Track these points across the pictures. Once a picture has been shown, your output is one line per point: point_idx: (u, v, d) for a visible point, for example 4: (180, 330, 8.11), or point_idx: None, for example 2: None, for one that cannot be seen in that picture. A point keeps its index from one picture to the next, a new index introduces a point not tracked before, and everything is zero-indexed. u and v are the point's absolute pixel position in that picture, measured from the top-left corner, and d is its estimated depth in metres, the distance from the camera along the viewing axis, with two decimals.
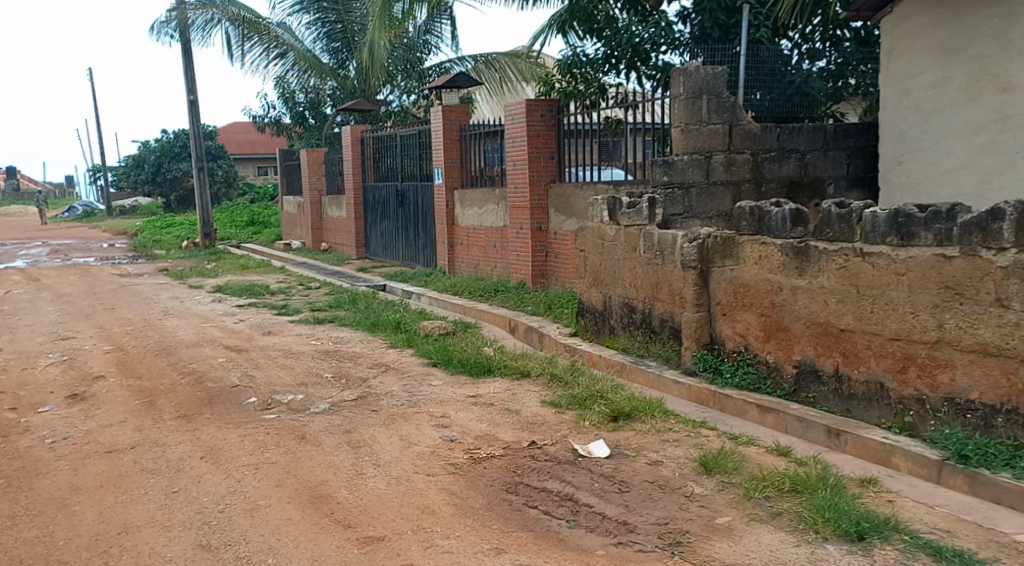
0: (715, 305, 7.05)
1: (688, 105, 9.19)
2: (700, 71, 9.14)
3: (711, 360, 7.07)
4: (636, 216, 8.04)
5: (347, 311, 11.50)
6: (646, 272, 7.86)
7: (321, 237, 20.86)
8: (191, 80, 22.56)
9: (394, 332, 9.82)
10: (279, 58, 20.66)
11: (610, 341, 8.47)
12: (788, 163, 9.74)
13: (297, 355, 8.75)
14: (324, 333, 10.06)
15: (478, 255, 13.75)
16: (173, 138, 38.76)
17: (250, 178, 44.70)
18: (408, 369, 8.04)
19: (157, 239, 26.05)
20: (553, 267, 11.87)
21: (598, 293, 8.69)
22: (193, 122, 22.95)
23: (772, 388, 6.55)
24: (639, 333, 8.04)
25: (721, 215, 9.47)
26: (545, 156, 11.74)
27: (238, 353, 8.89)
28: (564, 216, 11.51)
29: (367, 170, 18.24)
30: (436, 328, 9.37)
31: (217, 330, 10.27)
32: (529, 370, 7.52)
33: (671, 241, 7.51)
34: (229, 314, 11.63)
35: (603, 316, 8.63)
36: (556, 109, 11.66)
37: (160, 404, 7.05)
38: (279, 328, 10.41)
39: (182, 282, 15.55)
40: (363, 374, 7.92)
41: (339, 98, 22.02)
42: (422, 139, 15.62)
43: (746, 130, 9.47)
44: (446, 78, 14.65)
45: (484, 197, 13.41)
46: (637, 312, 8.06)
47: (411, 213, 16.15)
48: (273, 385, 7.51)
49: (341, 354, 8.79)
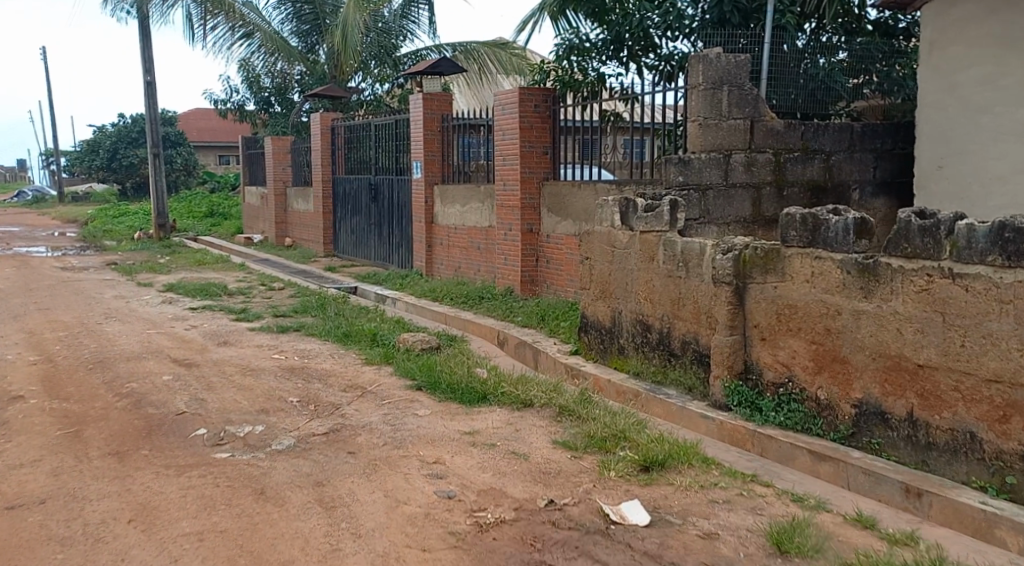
0: (752, 328, 6.00)
1: (706, 97, 8.16)
2: (722, 59, 8.13)
3: (746, 394, 6.01)
4: (654, 221, 7.03)
5: (314, 319, 10.33)
6: (665, 285, 6.87)
7: (285, 232, 19.57)
8: (148, 60, 21.15)
9: (369, 346, 8.70)
10: (244, 39, 19.28)
11: (619, 364, 7.47)
12: (813, 164, 8.71)
13: (257, 373, 7.60)
14: (288, 344, 8.90)
15: (459, 256, 12.65)
16: (130, 123, 37.11)
17: (211, 167, 43.17)
18: (389, 395, 6.96)
19: (109, 229, 24.64)
20: (544, 273, 10.82)
21: (605, 307, 7.67)
22: (149, 105, 21.55)
23: (823, 429, 5.49)
24: (657, 357, 7.03)
25: (740, 221, 8.45)
26: (538, 150, 10.71)
27: (187, 368, 7.70)
28: (558, 218, 10.47)
29: (337, 161, 17.04)
30: (418, 343, 8.38)
31: (165, 338, 9.08)
32: (531, 400, 6.47)
33: (697, 251, 6.51)
34: (180, 318, 10.41)
35: (611, 334, 7.61)
36: (552, 100, 10.68)
37: (87, 435, 5.90)
38: (236, 337, 9.22)
39: (131, 279, 14.26)
40: (334, 401, 6.80)
41: (307, 84, 20.73)
42: (399, 130, 14.42)
43: (768, 127, 8.45)
44: (426, 64, 13.47)
45: (467, 194, 12.31)
46: (653, 332, 7.06)
47: (385, 208, 15.00)
48: (227, 413, 6.38)
49: (309, 373, 7.64)
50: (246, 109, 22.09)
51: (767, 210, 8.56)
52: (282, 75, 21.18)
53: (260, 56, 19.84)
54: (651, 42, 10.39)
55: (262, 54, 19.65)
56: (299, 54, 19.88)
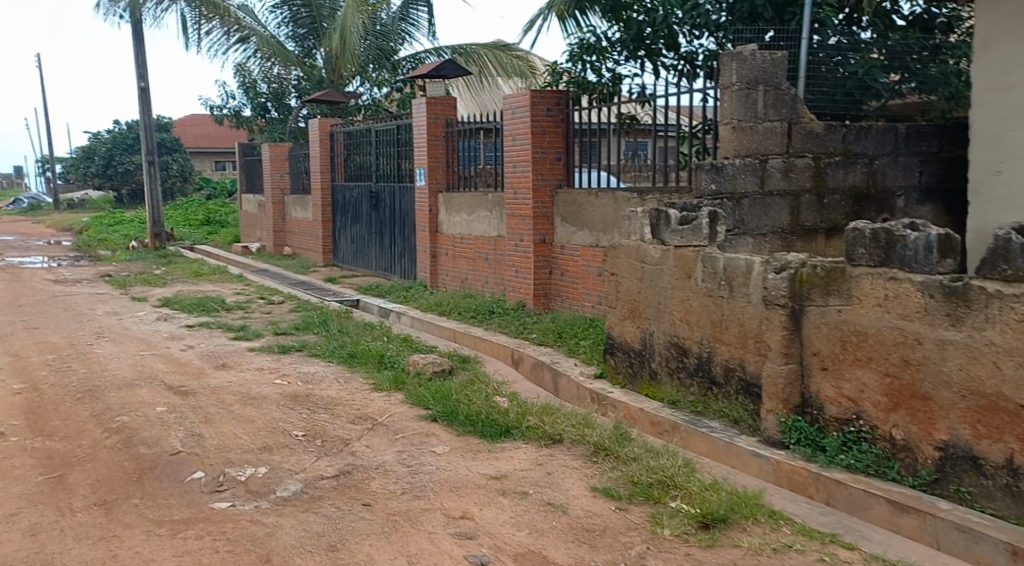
0: (812, 356, 5.38)
1: (742, 98, 7.52)
2: (757, 56, 7.51)
3: (805, 430, 5.38)
4: (693, 236, 6.39)
5: (318, 337, 9.69)
6: (705, 307, 6.22)
7: (283, 241, 18.91)
8: (141, 65, 20.51)
9: (377, 369, 8.05)
10: (240, 44, 18.71)
11: (650, 391, 6.81)
12: (854, 169, 8.10)
13: (257, 402, 6.95)
14: (290, 367, 8.25)
15: (466, 267, 11.99)
16: (124, 129, 36.43)
17: (207, 173, 42.52)
18: (402, 427, 6.32)
19: (103, 237, 23.94)
20: (558, 286, 10.15)
21: (634, 328, 6.99)
22: (143, 111, 20.87)
23: (900, 474, 4.90)
24: (696, 384, 6.38)
25: (777, 231, 7.81)
26: (551, 157, 10.03)
27: (181, 397, 7.05)
28: (573, 228, 9.81)
29: (336, 167, 16.38)
30: (429, 366, 7.72)
31: (158, 361, 8.42)
32: (560, 436, 5.81)
33: (743, 270, 5.85)
34: (175, 337, 9.75)
35: (640, 357, 6.94)
36: (565, 103, 9.99)
37: (70, 480, 5.26)
38: (235, 359, 8.56)
39: (124, 292, 13.59)
40: (342, 435, 6.15)
41: (304, 89, 20.05)
42: (401, 135, 13.77)
43: (808, 129, 7.84)
44: (430, 66, 12.82)
45: (474, 202, 11.67)
46: (690, 357, 6.41)
47: (387, 217, 14.34)
48: (225, 452, 5.72)
49: (313, 402, 6.99)
50: (242, 114, 21.43)
51: (806, 219, 7.92)
52: (279, 79, 20.52)
53: (256, 61, 19.28)
54: (673, 40, 9.76)
55: (258, 59, 19.07)
56: (297, 59, 19.33)
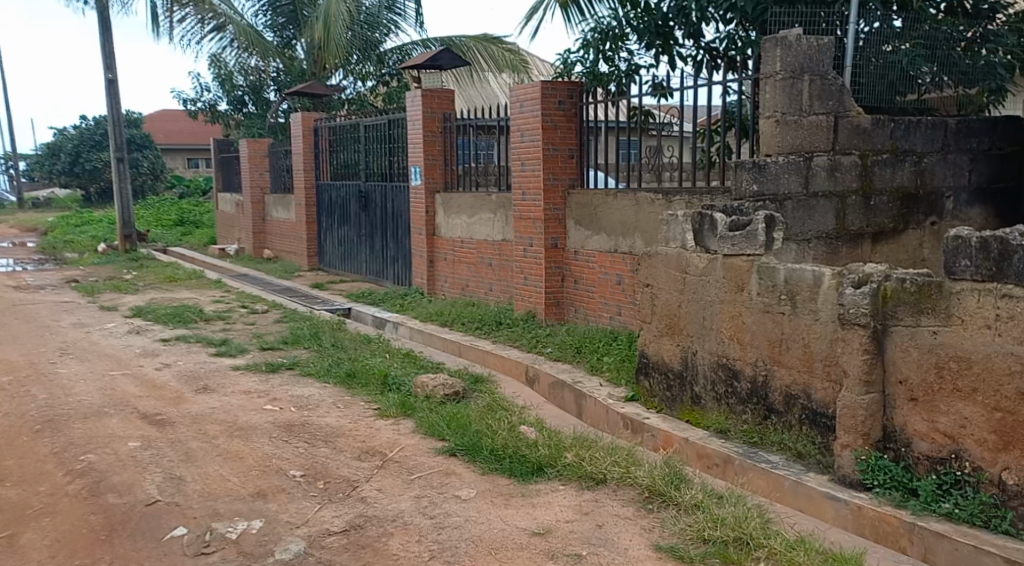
0: (898, 384, 4.64)
1: (787, 89, 6.83)
2: (803, 42, 6.81)
3: (891, 471, 4.63)
4: (747, 244, 5.62)
5: (308, 354, 8.93)
6: (760, 324, 5.49)
7: (263, 243, 18.02)
8: (109, 56, 19.54)
9: (380, 392, 7.30)
10: (215, 33, 17.93)
11: (693, 417, 6.11)
12: (903, 168, 7.39)
13: (247, 435, 6.19)
14: (281, 390, 7.49)
15: (466, 273, 11.29)
16: (92, 125, 35.27)
17: (180, 171, 41.45)
18: (418, 464, 5.58)
19: (70, 240, 22.91)
20: (571, 295, 9.53)
21: (673, 346, 6.28)
22: (112, 105, 19.88)
23: (1015, 527, 4.18)
24: (749, 412, 5.64)
25: (822, 237, 7.07)
26: (563, 154, 9.46)
27: (158, 430, 6.26)
28: (588, 231, 9.20)
29: (321, 165, 15.54)
30: (440, 389, 7.05)
31: (132, 384, 7.59)
32: (604, 476, 5.05)
33: (810, 282, 5.12)
34: (149, 354, 8.90)
35: (681, 379, 6.22)
36: (579, 94, 9.43)
37: (26, 542, 4.48)
38: (218, 381, 7.77)
39: (93, 301, 12.68)
40: (348, 477, 5.39)
41: (285, 83, 19.31)
42: (392, 132, 12.97)
43: (855, 123, 7.08)
44: (425, 56, 12.07)
45: (475, 203, 10.98)
46: (742, 380, 5.68)
47: (378, 218, 13.55)
48: (212, 500, 4.96)
49: (309, 435, 6.24)
50: (218, 109, 20.49)
51: (852, 223, 7.20)
52: (255, 72, 19.46)
53: (232, 51, 18.53)
54: (691, 29, 9.07)
55: (233, 48, 18.33)
56: (275, 50, 18.46)
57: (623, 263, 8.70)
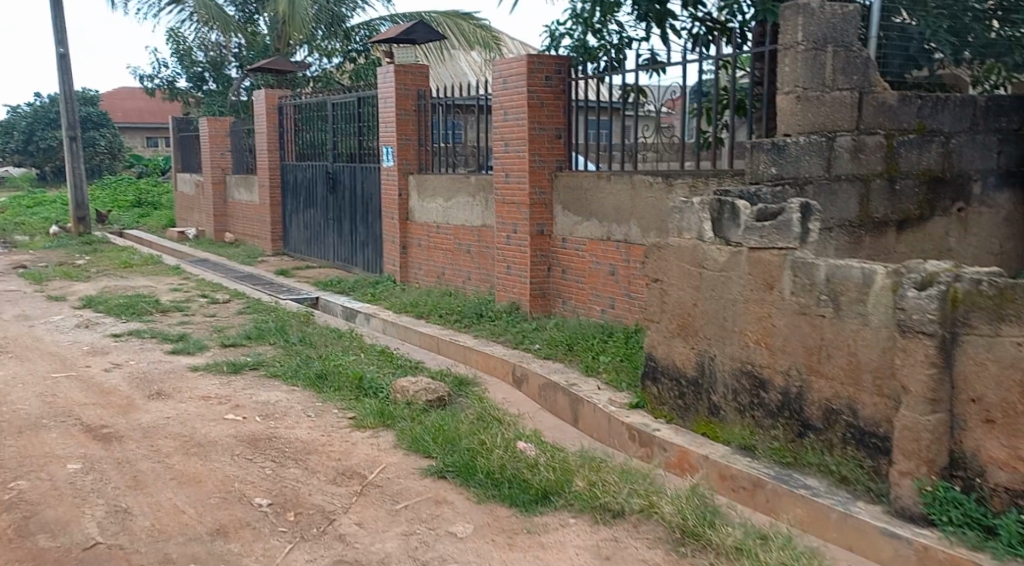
0: (970, 402, 4.01)
1: (809, 61, 6.14)
2: (827, 9, 6.12)
3: (962, 504, 4.01)
4: (777, 236, 4.92)
5: (273, 351, 8.14)
6: (794, 328, 4.81)
7: (225, 226, 17.10)
8: (59, 29, 18.41)
9: (355, 397, 6.56)
10: (173, 5, 16.93)
11: (709, 430, 5.42)
12: (930, 149, 6.75)
13: (205, 453, 5.42)
14: (244, 395, 6.71)
15: (443, 260, 10.54)
16: (47, 102, 33.88)
17: (139, 150, 40.14)
18: (402, 489, 4.87)
19: (20, 221, 21.75)
20: (558, 285, 8.84)
21: (686, 350, 5.59)
22: (63, 81, 18.77)
23: None
24: (779, 428, 4.96)
25: (845, 226, 6.41)
26: (550, 134, 8.72)
27: (103, 447, 5.47)
28: (577, 217, 8.50)
29: (286, 145, 14.66)
30: (422, 394, 6.33)
31: (75, 390, 6.77)
32: (621, 508, 4.38)
33: (858, 282, 4.46)
34: (97, 352, 8.07)
35: (696, 387, 5.53)
36: (567, 70, 8.70)
37: None
38: (172, 384, 6.97)
39: (39, 290, 11.75)
40: (321, 505, 4.66)
41: (247, 58, 18.35)
42: (363, 109, 12.13)
43: (880, 101, 6.44)
44: (397, 28, 11.19)
45: (452, 186, 10.22)
46: (769, 391, 5.00)
47: (347, 201, 12.74)
48: (164, 542, 4.21)
49: (275, 451, 5.48)
50: (176, 85, 19.45)
51: (876, 210, 6.54)
52: (217, 48, 18.45)
53: (191, 25, 17.51)
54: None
55: (193, 22, 17.30)
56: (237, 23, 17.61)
57: (618, 252, 8.02)
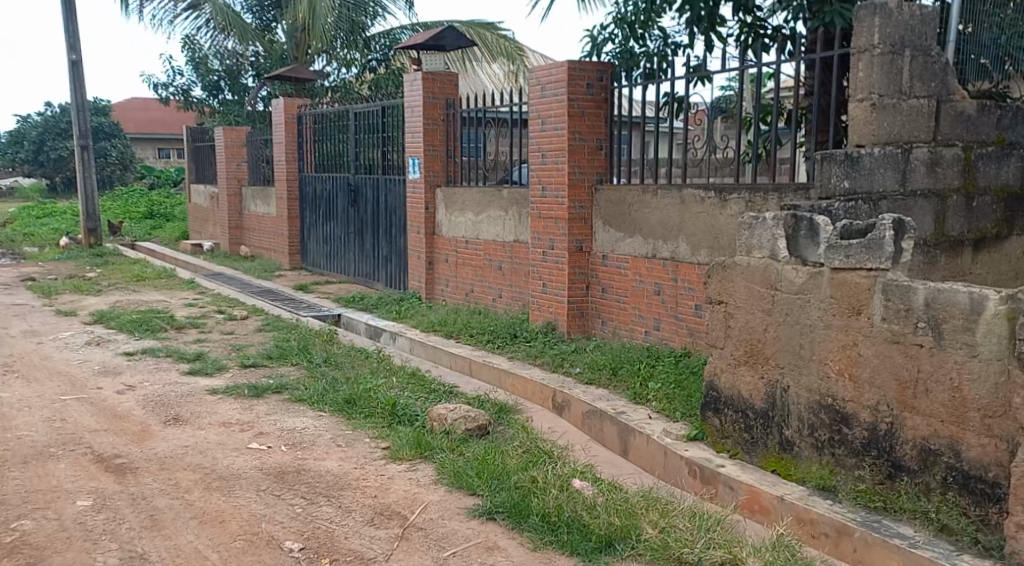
0: None
1: (886, 66, 5.71)
2: (905, 11, 5.68)
3: None
4: (866, 255, 4.45)
5: (296, 372, 7.68)
6: (885, 359, 4.35)
7: (240, 239, 16.69)
8: (74, 37, 18.08)
9: (389, 425, 6.11)
10: (189, 11, 16.60)
11: (781, 468, 4.93)
12: (1008, 163, 6.30)
13: (230, 487, 4.97)
14: (267, 421, 6.26)
15: (471, 276, 10.09)
16: (58, 112, 33.64)
17: (150, 161, 39.90)
18: (447, 533, 4.40)
19: (30, 232, 21.39)
20: (597, 304, 8.39)
21: (754, 379, 5.11)
22: (76, 89, 18.43)
23: None
24: (865, 468, 4.49)
25: (919, 245, 5.93)
26: (589, 145, 8.29)
27: (118, 480, 5.02)
28: (619, 233, 8.04)
29: (304, 156, 14.25)
30: (461, 423, 5.86)
31: (86, 414, 6.32)
32: (699, 561, 3.94)
33: (966, 308, 4.00)
34: (110, 371, 7.62)
35: (766, 420, 5.04)
36: (610, 77, 8.26)
37: None
38: (191, 408, 6.51)
39: (50, 304, 11.35)
40: (359, 551, 4.20)
41: (264, 67, 17.99)
42: (386, 119, 11.71)
43: (958, 110, 5.99)
44: (425, 35, 10.79)
45: (482, 200, 9.79)
46: (854, 427, 4.52)
47: (369, 214, 12.31)
48: None
49: (305, 487, 5.01)
50: (192, 94, 19.09)
51: (952, 228, 6.07)
52: (233, 57, 18.09)
53: (208, 33, 17.16)
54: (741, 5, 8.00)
55: (210, 28, 16.98)
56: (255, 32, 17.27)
57: (664, 270, 7.57)
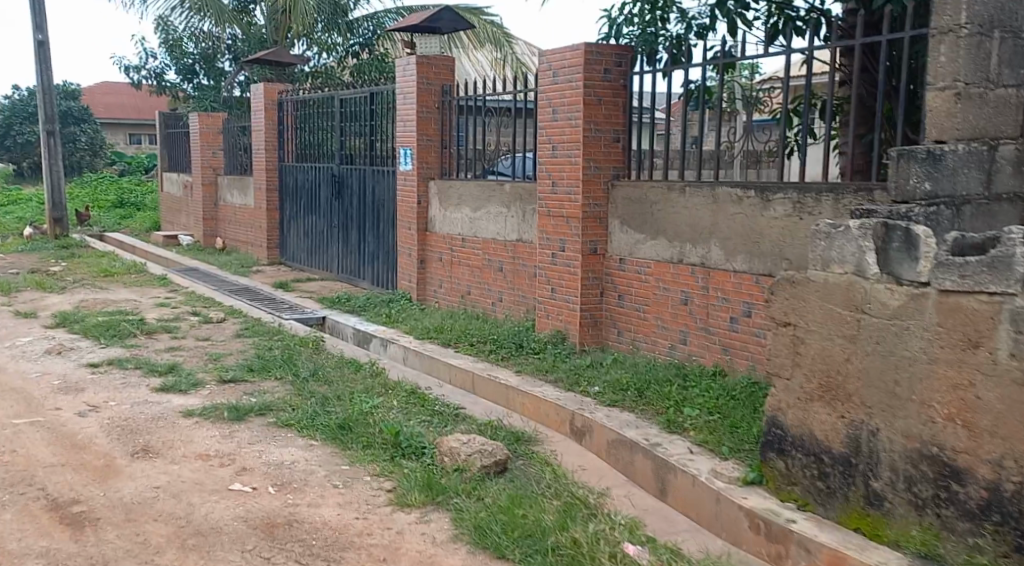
0: None
1: (974, 51, 4.45)
2: None
3: None
4: (990, 278, 3.66)
5: (282, 389, 6.82)
6: (1014, 405, 3.58)
7: (216, 231, 15.74)
8: (38, 15, 17.01)
9: (392, 460, 5.29)
10: None
11: (867, 527, 4.14)
12: None
13: (209, 546, 4.12)
14: (250, 453, 5.40)
15: (468, 277, 9.26)
16: (26, 95, 32.34)
17: (121, 147, 38.63)
18: None
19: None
20: (613, 312, 7.59)
21: (829, 418, 4.31)
22: (42, 70, 17.35)
23: None
24: (983, 536, 3.73)
25: None
26: (606, 137, 7.47)
27: (73, 538, 4.16)
28: (639, 234, 7.24)
29: (284, 144, 13.32)
30: (478, 458, 5.04)
31: (39, 446, 5.42)
32: None
33: None
34: (71, 388, 6.72)
35: (845, 467, 4.25)
36: (630, 62, 7.44)
37: None
38: (163, 437, 5.64)
39: (9, 303, 10.38)
40: None
41: (241, 52, 17.05)
42: (375, 107, 10.80)
43: None
44: (418, 17, 9.93)
45: (481, 194, 8.96)
46: (967, 485, 3.76)
47: (354, 208, 11.43)
48: None
49: (300, 546, 4.17)
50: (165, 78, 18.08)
51: None
52: (209, 39, 17.14)
53: (182, 14, 16.14)
54: None
55: (184, 10, 15.95)
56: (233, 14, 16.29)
57: (693, 277, 6.79)
